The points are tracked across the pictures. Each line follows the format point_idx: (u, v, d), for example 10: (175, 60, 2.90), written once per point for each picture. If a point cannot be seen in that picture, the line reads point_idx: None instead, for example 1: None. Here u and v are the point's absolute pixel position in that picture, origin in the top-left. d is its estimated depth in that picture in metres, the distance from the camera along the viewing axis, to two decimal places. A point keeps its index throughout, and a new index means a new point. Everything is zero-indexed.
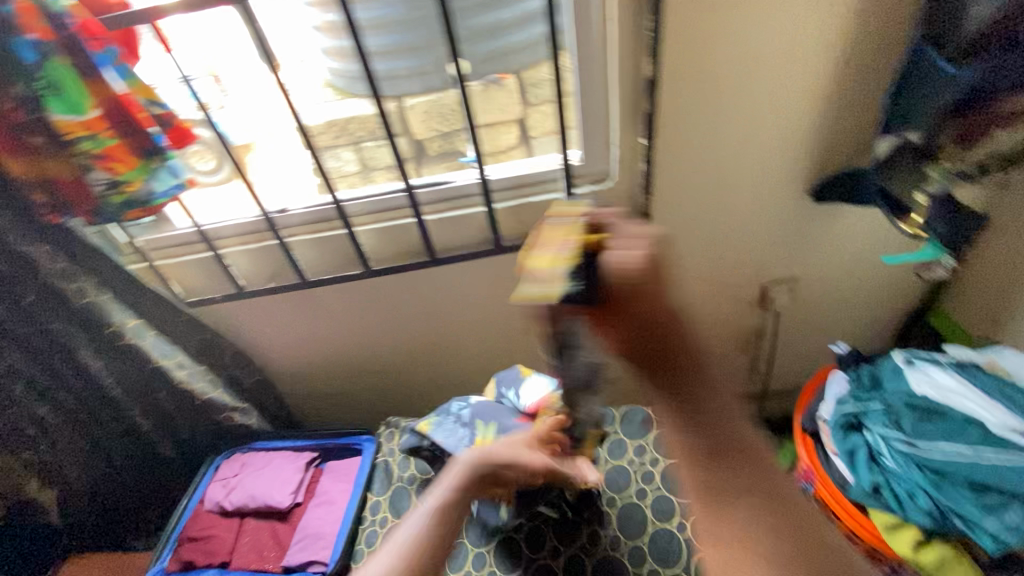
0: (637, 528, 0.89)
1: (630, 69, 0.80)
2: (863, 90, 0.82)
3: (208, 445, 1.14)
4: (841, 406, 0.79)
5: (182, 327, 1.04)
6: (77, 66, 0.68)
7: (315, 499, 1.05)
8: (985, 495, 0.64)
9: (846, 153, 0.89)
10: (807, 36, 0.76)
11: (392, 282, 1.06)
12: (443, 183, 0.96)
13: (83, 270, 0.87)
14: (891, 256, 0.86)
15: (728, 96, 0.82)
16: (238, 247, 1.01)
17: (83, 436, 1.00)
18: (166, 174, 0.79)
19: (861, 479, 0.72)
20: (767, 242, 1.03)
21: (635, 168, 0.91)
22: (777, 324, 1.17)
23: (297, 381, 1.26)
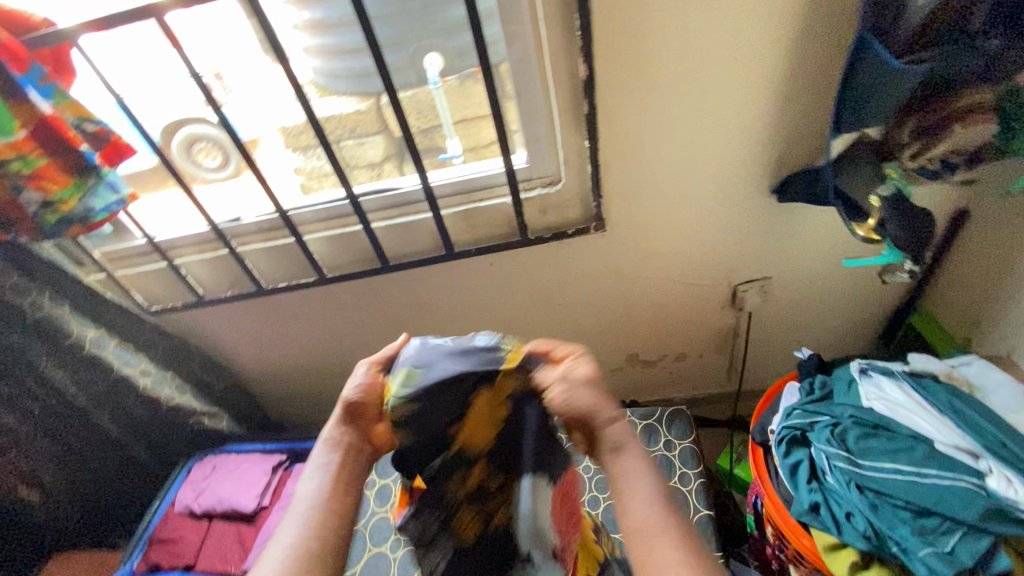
0: None
1: (567, 72, 0.77)
2: (818, 88, 0.77)
3: (181, 447, 1.17)
4: (788, 418, 0.75)
5: (147, 335, 1.06)
6: (3, 91, 0.69)
7: (280, 502, 1.08)
8: (921, 518, 0.60)
9: (805, 152, 0.85)
10: (753, 30, 0.72)
11: (351, 287, 1.06)
12: (392, 189, 0.95)
13: (36, 285, 0.89)
14: (850, 260, 0.81)
15: (672, 95, 0.78)
16: (195, 256, 1.02)
17: (56, 442, 1.01)
18: (105, 190, 0.79)
19: (801, 497, 0.68)
20: (730, 244, 0.99)
21: (583, 170, 0.88)
22: (750, 324, 1.13)
23: (271, 384, 1.29)
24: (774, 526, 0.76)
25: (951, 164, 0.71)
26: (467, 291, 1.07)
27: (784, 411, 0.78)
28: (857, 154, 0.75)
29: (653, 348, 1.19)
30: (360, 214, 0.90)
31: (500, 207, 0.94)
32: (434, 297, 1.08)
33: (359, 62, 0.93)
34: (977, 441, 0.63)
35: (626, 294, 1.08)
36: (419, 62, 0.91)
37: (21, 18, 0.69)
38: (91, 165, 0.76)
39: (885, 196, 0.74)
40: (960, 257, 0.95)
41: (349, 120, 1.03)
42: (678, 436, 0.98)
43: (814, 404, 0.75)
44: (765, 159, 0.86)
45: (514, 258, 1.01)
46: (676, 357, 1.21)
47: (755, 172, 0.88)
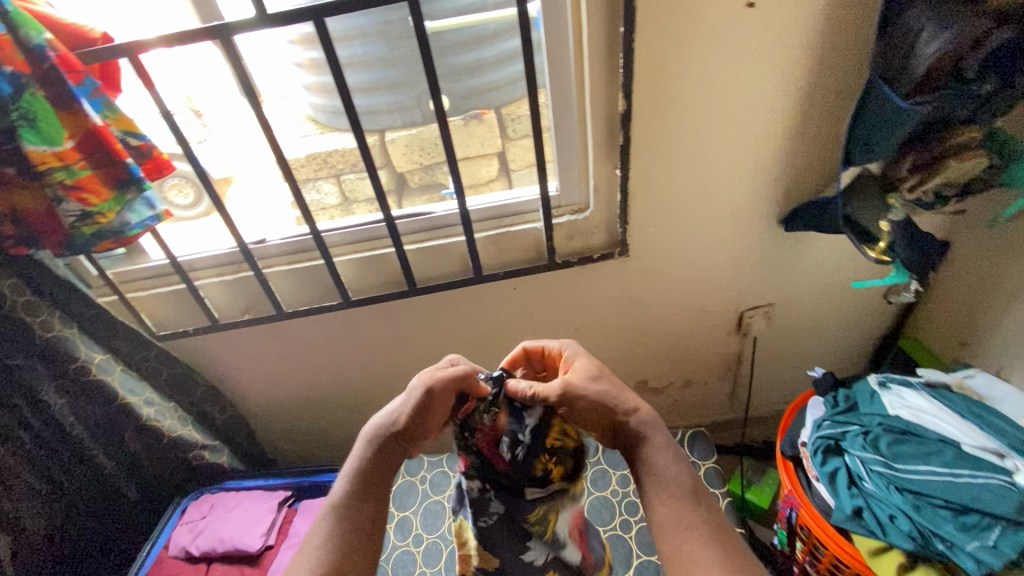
0: (621, 564, 0.89)
1: (604, 106, 0.83)
2: (822, 128, 0.87)
3: (175, 485, 1.09)
4: (819, 429, 0.81)
5: (152, 362, 1.00)
6: (53, 99, 0.68)
7: (288, 541, 1.00)
8: (961, 516, 0.66)
9: (809, 186, 0.93)
10: (772, 75, 0.81)
11: (371, 313, 1.05)
12: (423, 214, 0.97)
13: (47, 303, 0.85)
14: (861, 282, 0.89)
15: (701, 130, 0.85)
16: (214, 278, 1.00)
17: (42, 477, 0.92)
18: (141, 205, 0.77)
19: (843, 503, 0.73)
20: (741, 271, 1.05)
21: (611, 198, 0.94)
22: (755, 350, 1.18)
23: (270, 417, 1.23)
24: (809, 535, 0.79)
25: (943, 197, 0.81)
26: (490, 316, 1.08)
27: (812, 423, 0.83)
28: (862, 185, 0.84)
29: (662, 375, 1.22)
30: (395, 235, 0.91)
31: (530, 232, 0.97)
32: (456, 323, 1.09)
33: (371, 99, 0.97)
34: (1003, 442, 0.70)
35: (641, 320, 1.11)
36: (425, 104, 1.00)
37: (81, 33, 0.71)
38: (133, 178, 0.75)
39: (895, 221, 0.82)
40: (950, 283, 1.04)
41: (352, 154, 1.10)
42: (702, 457, 1.00)
43: (843, 415, 0.81)
44: (774, 191, 0.94)
45: (539, 283, 1.03)
46: (685, 383, 1.24)
47: (766, 203, 0.95)
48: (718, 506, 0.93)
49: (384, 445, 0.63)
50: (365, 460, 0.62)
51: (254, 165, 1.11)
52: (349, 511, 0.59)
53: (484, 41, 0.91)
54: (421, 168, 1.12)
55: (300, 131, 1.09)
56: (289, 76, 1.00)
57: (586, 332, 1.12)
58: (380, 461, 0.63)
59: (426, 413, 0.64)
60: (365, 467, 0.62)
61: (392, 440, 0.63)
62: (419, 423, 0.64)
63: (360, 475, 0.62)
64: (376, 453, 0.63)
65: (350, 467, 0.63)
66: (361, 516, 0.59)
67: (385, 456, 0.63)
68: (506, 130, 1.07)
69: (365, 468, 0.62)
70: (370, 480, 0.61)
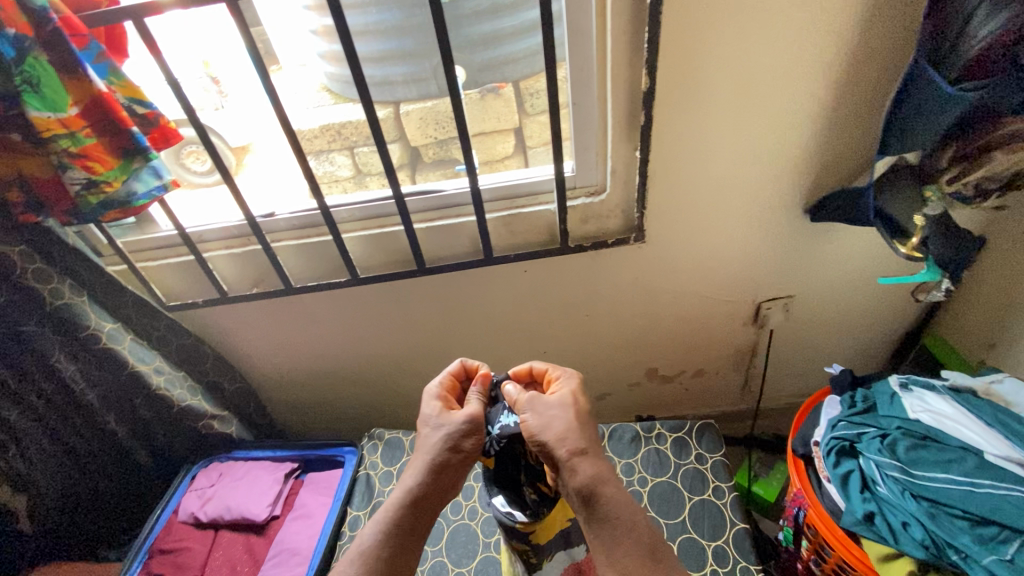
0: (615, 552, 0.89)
1: (626, 84, 0.79)
2: (858, 113, 0.81)
3: (185, 452, 1.11)
4: (833, 429, 0.79)
5: (162, 331, 1.01)
6: (56, 64, 0.66)
7: (293, 512, 1.02)
8: (978, 527, 0.64)
9: (838, 175, 0.89)
10: (807, 54, 0.75)
11: (379, 291, 1.04)
12: (434, 192, 0.94)
13: (57, 271, 0.85)
14: (886, 278, 0.84)
15: (727, 112, 0.81)
16: (222, 250, 0.99)
17: (55, 440, 0.94)
18: (148, 175, 0.76)
19: (854, 506, 0.71)
20: (761, 262, 1.01)
21: (629, 181, 0.90)
22: (771, 342, 1.15)
23: (281, 389, 1.24)
24: (815, 534, 0.78)
25: (985, 190, 0.75)
26: (499, 299, 1.06)
27: (826, 423, 0.82)
28: (897, 176, 0.80)
29: (674, 363, 1.20)
30: (404, 214, 0.89)
31: (543, 214, 0.94)
32: (465, 304, 1.07)
33: (384, 70, 0.94)
34: None
35: (654, 308, 1.08)
36: (441, 75, 0.96)
37: None
38: (140, 147, 0.73)
39: (929, 216, 0.78)
40: (985, 281, 0.99)
41: (365, 126, 1.07)
42: (710, 450, 0.98)
43: (859, 416, 0.79)
44: (801, 180, 0.89)
45: (551, 266, 1.00)
46: (697, 372, 1.22)
47: (792, 192, 0.91)
48: (723, 500, 0.92)
49: (432, 474, 0.64)
50: (410, 486, 0.64)
51: (270, 133, 1.12)
52: (398, 536, 0.61)
53: (502, 11, 0.87)
54: (435, 143, 1.09)
55: (313, 101, 1.08)
56: (304, 43, 0.97)
57: (597, 318, 1.10)
58: (426, 489, 0.64)
59: (462, 448, 0.66)
60: (414, 496, 0.63)
61: (438, 470, 0.65)
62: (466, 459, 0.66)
63: (407, 502, 0.63)
64: (423, 483, 0.64)
65: (398, 493, 0.64)
66: (406, 540, 0.61)
67: (433, 486, 0.64)
68: (524, 104, 1.03)
69: (414, 497, 0.64)
70: (418, 508, 0.63)
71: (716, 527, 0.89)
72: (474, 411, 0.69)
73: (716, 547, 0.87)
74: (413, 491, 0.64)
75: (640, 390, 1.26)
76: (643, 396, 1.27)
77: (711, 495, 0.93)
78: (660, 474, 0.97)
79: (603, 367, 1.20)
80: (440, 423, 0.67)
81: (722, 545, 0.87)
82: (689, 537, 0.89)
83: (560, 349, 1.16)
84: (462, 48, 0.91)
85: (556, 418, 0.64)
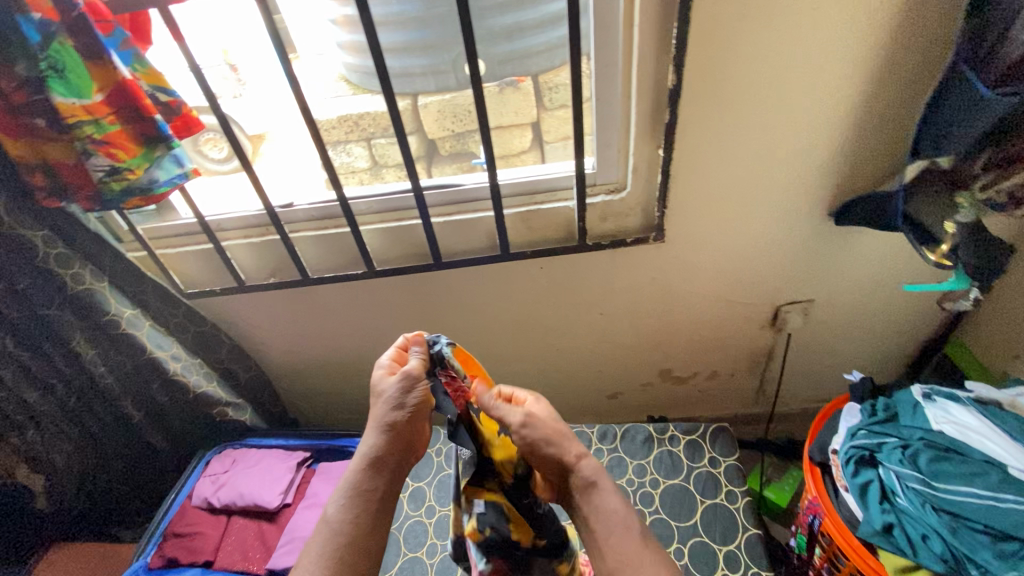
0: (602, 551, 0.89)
1: (652, 79, 0.78)
2: (889, 115, 0.80)
3: (199, 437, 1.12)
4: (852, 438, 0.78)
5: (179, 318, 1.02)
6: (82, 50, 0.66)
7: (305, 501, 1.02)
8: (1000, 543, 0.63)
9: (864, 179, 0.87)
10: (840, 53, 0.73)
11: (395, 284, 1.04)
12: (453, 186, 0.94)
13: (78, 255, 0.86)
14: (912, 286, 0.83)
15: (755, 111, 0.79)
16: (240, 239, 0.99)
17: (74, 422, 0.96)
18: (170, 163, 0.76)
19: (872, 517, 0.70)
20: (782, 265, 0.99)
21: (650, 180, 0.89)
22: (788, 346, 1.14)
23: (294, 378, 1.25)
24: (830, 543, 0.77)
25: (1017, 198, 0.72)
26: (514, 295, 1.06)
27: (846, 431, 0.81)
28: (926, 184, 0.77)
29: (688, 365, 1.19)
30: (422, 207, 0.88)
31: (562, 211, 0.93)
32: (480, 299, 1.06)
33: (404, 62, 0.93)
34: None
35: (670, 309, 1.07)
36: (461, 68, 0.95)
37: None
38: (162, 135, 0.73)
39: (963, 223, 0.75)
40: (1013, 290, 0.97)
41: (384, 118, 1.07)
42: (723, 454, 0.98)
43: (880, 425, 0.78)
44: (826, 183, 0.87)
45: (568, 264, 1.00)
46: (710, 374, 1.21)
47: (816, 195, 0.89)
48: (736, 505, 0.91)
49: (384, 437, 0.64)
50: (366, 453, 0.64)
51: (289, 122, 1.13)
52: (361, 503, 0.62)
53: (525, 3, 0.86)
54: (452, 136, 1.08)
55: (332, 91, 1.08)
56: (324, 34, 0.97)
57: (612, 317, 1.09)
58: (383, 450, 0.64)
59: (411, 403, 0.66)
60: (371, 460, 0.64)
61: (390, 431, 0.64)
62: (416, 412, 0.65)
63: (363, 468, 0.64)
64: (377, 446, 0.64)
65: (354, 463, 0.65)
66: (373, 505, 0.62)
67: (388, 446, 0.64)
68: (542, 98, 1.02)
69: (371, 461, 0.64)
70: (377, 472, 0.64)
71: (728, 532, 0.88)
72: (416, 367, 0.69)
73: (728, 552, 0.86)
74: (369, 456, 0.64)
75: (652, 390, 1.25)
76: (654, 397, 1.27)
77: (723, 499, 0.92)
78: (672, 476, 0.96)
79: (616, 366, 1.20)
80: (386, 386, 0.67)
81: (734, 551, 0.86)
82: (700, 540, 0.88)
83: (574, 347, 1.16)
84: (484, 40, 0.90)
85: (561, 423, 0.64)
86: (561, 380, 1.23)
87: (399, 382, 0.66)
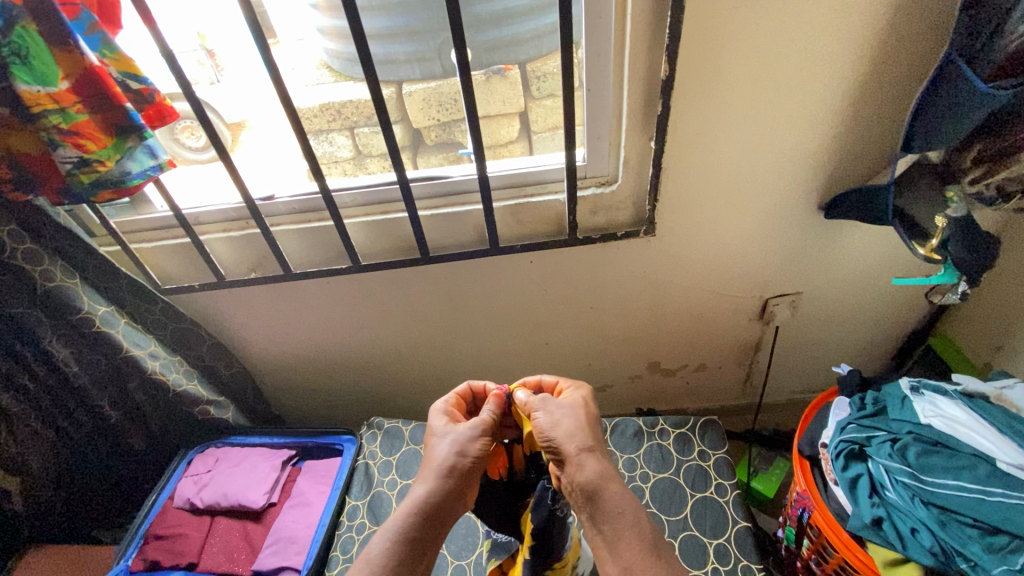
0: None
1: (645, 70, 0.76)
2: (881, 108, 0.79)
3: (181, 437, 1.09)
4: (843, 432, 0.80)
5: (157, 314, 0.98)
6: (48, 35, 0.62)
7: (291, 500, 1.00)
8: (988, 536, 0.64)
9: (855, 172, 0.86)
10: (835, 45, 0.72)
11: (381, 278, 1.01)
12: (440, 178, 0.91)
13: (48, 252, 0.82)
14: (901, 281, 0.82)
15: (749, 102, 0.77)
16: (219, 233, 0.96)
17: (47, 424, 0.92)
18: (143, 154, 0.73)
19: (862, 511, 0.72)
20: (773, 258, 0.99)
21: (641, 172, 0.87)
22: (776, 338, 1.14)
23: (277, 374, 1.22)
24: (818, 535, 0.78)
25: (1007, 193, 0.72)
26: (503, 289, 1.04)
27: (836, 425, 0.82)
28: (917, 174, 0.78)
29: (676, 357, 1.19)
30: (409, 200, 0.86)
31: (551, 203, 0.91)
32: (468, 293, 1.05)
33: (387, 48, 0.91)
34: None
35: (660, 302, 1.07)
36: (446, 56, 0.93)
37: None
38: (133, 125, 0.70)
39: (953, 217, 0.75)
40: (998, 282, 0.98)
41: (367, 107, 1.04)
42: (713, 447, 0.98)
43: (869, 419, 0.79)
44: (817, 175, 0.87)
45: (557, 257, 0.98)
46: (699, 366, 1.21)
47: (807, 189, 0.89)
48: (726, 498, 0.92)
49: (445, 485, 0.62)
50: (423, 496, 0.61)
51: (268, 109, 1.09)
52: (408, 549, 0.58)
53: None
54: (438, 125, 1.05)
55: (312, 78, 1.04)
56: (303, 18, 0.95)
57: (602, 310, 1.08)
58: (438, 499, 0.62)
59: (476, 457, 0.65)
60: (426, 504, 0.61)
61: (451, 482, 0.63)
62: (477, 468, 0.65)
63: (418, 509, 0.60)
64: (435, 495, 0.61)
65: (405, 506, 0.61)
66: (416, 553, 0.58)
67: (446, 496, 0.62)
68: (530, 88, 1.00)
69: (425, 506, 0.61)
70: (431, 520, 0.60)
71: (718, 525, 0.89)
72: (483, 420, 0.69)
73: (718, 544, 0.87)
74: (425, 500, 0.61)
75: (641, 382, 1.25)
76: (644, 389, 1.26)
77: (713, 492, 0.92)
78: (662, 469, 0.96)
79: (605, 360, 1.19)
80: (452, 432, 0.68)
81: (724, 543, 0.87)
82: (691, 534, 0.88)
83: (563, 341, 1.15)
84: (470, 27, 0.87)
85: (566, 416, 0.66)
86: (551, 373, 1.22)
87: (467, 433, 0.67)
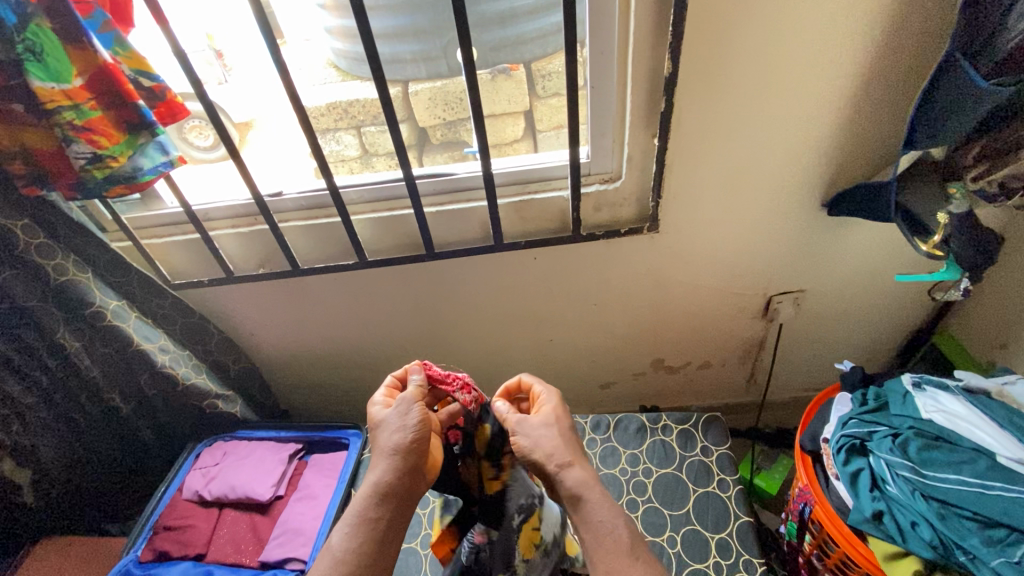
0: None
1: (648, 68, 0.77)
2: (883, 106, 0.79)
3: (190, 431, 1.10)
4: (844, 427, 0.80)
5: (167, 309, 1.00)
6: (61, 33, 0.64)
7: (297, 493, 1.01)
8: (988, 530, 0.64)
9: (858, 170, 0.87)
10: (837, 42, 0.73)
11: (387, 274, 1.03)
12: (446, 174, 0.92)
13: (61, 247, 0.84)
14: (906, 277, 0.83)
15: (752, 99, 0.78)
16: (228, 229, 0.97)
17: (58, 416, 0.94)
18: (154, 150, 0.74)
19: (863, 505, 0.72)
20: (777, 255, 1.00)
21: (645, 170, 0.88)
22: (779, 336, 1.14)
23: (284, 370, 1.23)
24: (819, 530, 0.79)
25: (1008, 190, 0.72)
26: (507, 285, 1.05)
27: (837, 421, 0.83)
28: (918, 171, 0.79)
29: (680, 355, 1.19)
30: (415, 196, 0.87)
31: (555, 200, 0.92)
32: (472, 289, 1.06)
33: (393, 48, 0.92)
34: None
35: (664, 299, 1.07)
36: (452, 54, 0.94)
37: None
38: (145, 121, 0.71)
39: (955, 213, 0.75)
40: (1002, 281, 0.98)
41: (373, 106, 1.05)
42: (715, 443, 0.98)
43: (870, 414, 0.80)
44: (820, 172, 0.87)
45: (561, 254, 0.99)
46: (702, 364, 1.21)
47: (810, 186, 0.89)
48: (728, 493, 0.92)
49: (390, 462, 0.64)
50: (374, 482, 0.63)
51: (274, 106, 1.12)
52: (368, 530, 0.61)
53: None
54: (443, 124, 1.06)
55: (320, 78, 1.06)
56: (311, 18, 0.97)
57: (606, 307, 1.09)
58: (389, 476, 0.64)
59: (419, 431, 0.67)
60: (377, 487, 0.63)
61: (397, 458, 0.64)
62: (421, 439, 0.66)
63: (373, 493, 0.63)
64: (385, 474, 0.63)
65: (362, 494, 0.64)
66: (378, 532, 0.61)
67: (396, 474, 0.64)
68: (535, 87, 1.01)
69: (377, 488, 0.63)
70: (386, 499, 0.63)
71: (720, 520, 0.89)
72: (414, 391, 0.71)
73: (720, 539, 0.87)
74: (378, 484, 0.63)
75: (644, 380, 1.25)
76: (647, 386, 1.27)
77: (715, 488, 0.93)
78: (664, 464, 0.97)
79: (609, 357, 1.20)
80: (388, 414, 0.69)
81: (726, 538, 0.87)
82: (693, 528, 0.89)
83: (567, 338, 1.16)
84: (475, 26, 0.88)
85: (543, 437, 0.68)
86: (554, 370, 1.23)
87: (400, 407, 0.68)
